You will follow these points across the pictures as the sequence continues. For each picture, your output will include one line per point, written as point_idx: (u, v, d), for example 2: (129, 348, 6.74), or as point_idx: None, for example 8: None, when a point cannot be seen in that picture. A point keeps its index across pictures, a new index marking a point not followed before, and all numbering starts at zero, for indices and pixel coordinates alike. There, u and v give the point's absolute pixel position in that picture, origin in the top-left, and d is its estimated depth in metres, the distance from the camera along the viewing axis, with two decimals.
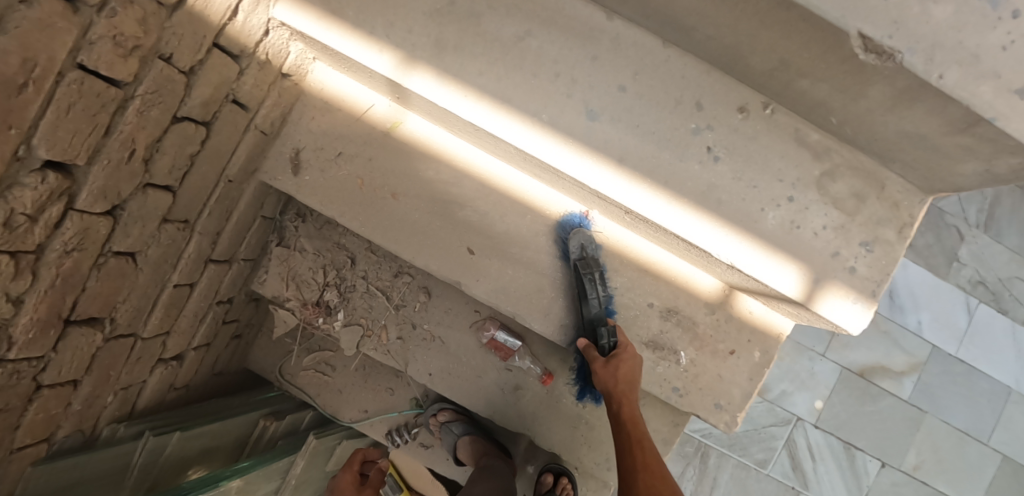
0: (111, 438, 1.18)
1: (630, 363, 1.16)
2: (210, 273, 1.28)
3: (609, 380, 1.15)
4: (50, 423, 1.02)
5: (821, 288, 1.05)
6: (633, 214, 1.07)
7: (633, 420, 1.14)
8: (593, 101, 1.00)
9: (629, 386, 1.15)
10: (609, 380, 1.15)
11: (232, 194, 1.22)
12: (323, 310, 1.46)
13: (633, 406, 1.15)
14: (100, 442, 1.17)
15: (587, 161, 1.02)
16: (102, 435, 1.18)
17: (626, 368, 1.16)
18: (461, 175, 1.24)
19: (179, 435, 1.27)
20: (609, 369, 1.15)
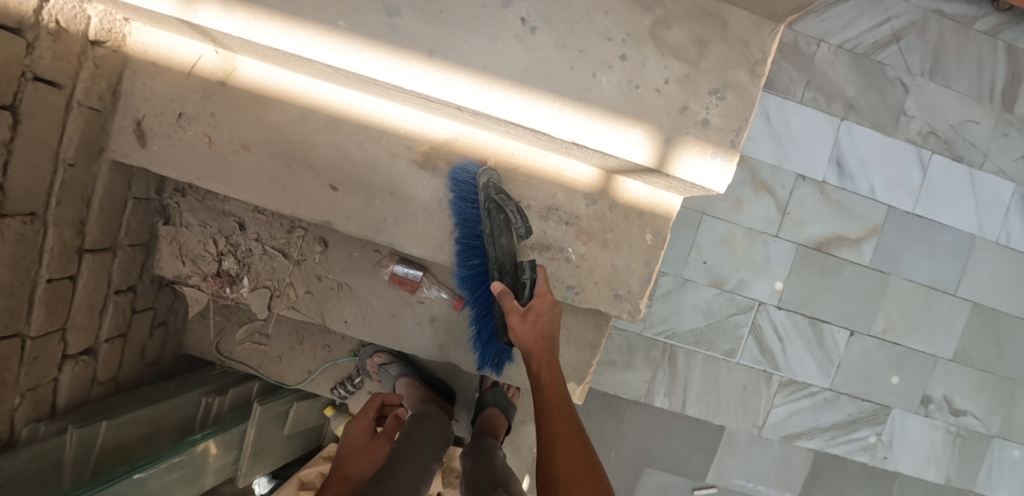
0: (33, 438, 1.20)
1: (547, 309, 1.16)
2: (89, 264, 1.26)
3: (528, 328, 1.13)
4: None
5: (674, 149, 0.99)
6: (466, 110, 1.01)
7: (551, 363, 1.14)
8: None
9: (529, 339, 1.15)
10: (529, 333, 1.14)
11: (81, 179, 1.18)
12: (225, 279, 1.44)
13: (550, 360, 1.14)
14: (22, 444, 1.19)
15: (400, 64, 0.96)
16: (23, 437, 1.20)
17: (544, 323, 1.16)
18: (308, 111, 1.20)
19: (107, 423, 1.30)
20: (522, 320, 1.13)
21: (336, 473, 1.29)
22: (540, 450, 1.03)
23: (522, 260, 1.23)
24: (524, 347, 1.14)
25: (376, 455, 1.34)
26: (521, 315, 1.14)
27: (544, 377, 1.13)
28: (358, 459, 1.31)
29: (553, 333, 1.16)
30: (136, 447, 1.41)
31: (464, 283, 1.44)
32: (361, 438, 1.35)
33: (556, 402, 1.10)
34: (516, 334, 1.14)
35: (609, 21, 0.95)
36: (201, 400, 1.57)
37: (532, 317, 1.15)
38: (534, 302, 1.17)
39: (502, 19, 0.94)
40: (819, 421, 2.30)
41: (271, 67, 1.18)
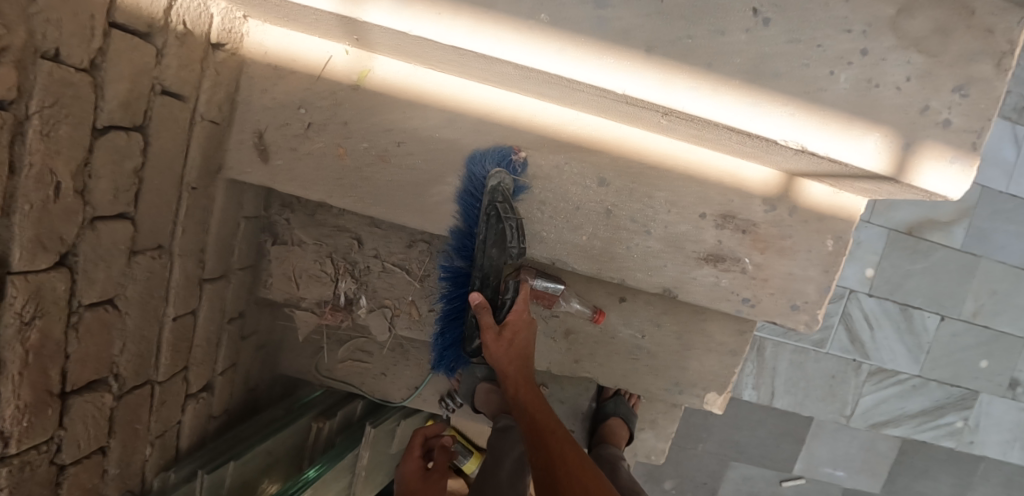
0: (164, 488, 1.09)
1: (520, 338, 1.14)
2: (208, 294, 1.13)
3: (506, 351, 1.13)
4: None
5: (913, 154, 0.86)
6: (670, 114, 0.88)
7: (522, 353, 1.16)
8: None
9: (535, 396, 1.15)
10: (505, 352, 1.13)
11: (201, 202, 1.04)
12: (342, 300, 1.32)
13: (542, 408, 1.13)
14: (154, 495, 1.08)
15: (607, 62, 0.81)
16: (154, 487, 1.09)
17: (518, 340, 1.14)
18: (454, 116, 1.04)
19: (234, 465, 1.19)
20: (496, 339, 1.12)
21: None
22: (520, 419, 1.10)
23: (693, 273, 1.13)
24: (497, 362, 1.13)
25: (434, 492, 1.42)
26: (496, 333, 1.15)
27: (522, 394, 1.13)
28: None
29: (528, 357, 1.15)
30: (256, 482, 1.31)
31: (603, 294, 1.33)
32: (416, 480, 1.42)
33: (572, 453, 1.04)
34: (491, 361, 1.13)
35: (849, 9, 0.81)
36: (311, 425, 1.46)
37: (508, 334, 1.15)
38: (509, 321, 1.15)
39: (729, 10, 0.80)
40: (906, 408, 2.22)
41: (411, 66, 1.03)
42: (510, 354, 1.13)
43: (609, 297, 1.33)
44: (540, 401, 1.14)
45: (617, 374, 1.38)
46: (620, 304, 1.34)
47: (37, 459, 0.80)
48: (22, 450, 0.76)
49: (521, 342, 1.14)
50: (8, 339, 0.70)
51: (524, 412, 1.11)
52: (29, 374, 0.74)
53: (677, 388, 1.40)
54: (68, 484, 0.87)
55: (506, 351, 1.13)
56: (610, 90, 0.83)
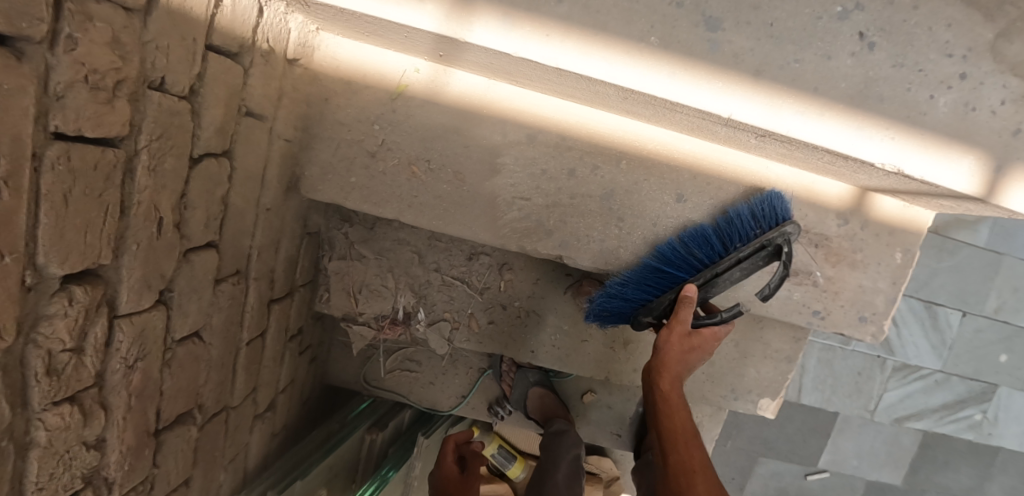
0: None
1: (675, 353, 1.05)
2: (276, 314, 1.10)
3: (680, 350, 1.07)
4: None
5: (1005, 178, 0.85)
6: (770, 136, 0.87)
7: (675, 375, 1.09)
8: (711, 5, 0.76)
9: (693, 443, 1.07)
10: (678, 347, 1.06)
11: (274, 222, 1.00)
12: (400, 314, 1.29)
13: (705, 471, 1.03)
14: None
15: (717, 86, 0.80)
16: None
17: (694, 337, 1.07)
18: (535, 131, 1.01)
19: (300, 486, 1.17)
20: (683, 340, 1.05)
21: None
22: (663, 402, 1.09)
23: (768, 287, 1.12)
24: (666, 356, 1.06)
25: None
26: (683, 331, 1.05)
27: (664, 387, 1.10)
28: None
29: (689, 370, 1.10)
30: None
31: None
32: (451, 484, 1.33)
33: (681, 423, 1.09)
34: (666, 354, 1.06)
35: (951, 34, 0.77)
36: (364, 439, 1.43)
37: (691, 341, 1.07)
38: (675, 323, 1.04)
39: (837, 33, 0.77)
40: (928, 402, 2.27)
41: (490, 81, 0.99)
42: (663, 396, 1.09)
43: None
44: (710, 485, 1.00)
45: None
46: None
47: None
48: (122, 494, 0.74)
49: (669, 356, 1.06)
50: (115, 385, 0.67)
51: (674, 458, 1.05)
52: (131, 418, 0.72)
53: (732, 394, 1.41)
54: None
55: (679, 347, 1.05)
56: (716, 114, 0.82)
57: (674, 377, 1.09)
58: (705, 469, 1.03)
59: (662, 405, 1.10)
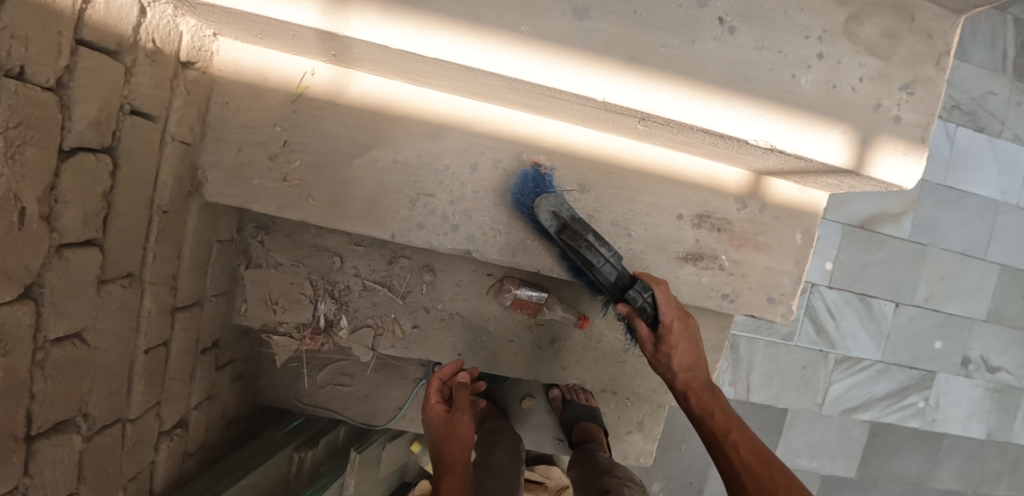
0: None
1: (678, 338, 1.04)
2: (182, 323, 1.07)
3: (441, 419, 1.14)
4: None
5: (872, 149, 0.89)
6: (650, 120, 0.89)
7: (444, 420, 1.14)
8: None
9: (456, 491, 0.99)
10: (440, 423, 1.14)
11: (172, 226, 0.99)
12: (321, 322, 1.27)
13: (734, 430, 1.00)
14: None
15: (591, 71, 0.82)
16: None
17: (678, 337, 1.05)
18: (437, 129, 1.04)
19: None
20: (441, 416, 1.14)
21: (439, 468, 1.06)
22: (448, 462, 1.05)
23: (676, 272, 1.14)
24: (432, 431, 1.14)
25: (464, 431, 1.11)
26: (655, 344, 1.07)
27: (460, 433, 1.10)
28: (449, 452, 1.07)
29: (462, 427, 1.11)
30: None
31: (586, 298, 1.34)
32: (437, 427, 1.13)
33: (753, 448, 0.97)
34: (433, 431, 1.13)
35: (807, 17, 0.84)
36: (294, 456, 1.38)
37: (446, 412, 1.15)
38: (457, 409, 1.14)
39: (699, 20, 0.83)
40: (872, 392, 2.33)
41: (391, 81, 1.02)
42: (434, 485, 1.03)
43: (593, 301, 1.35)
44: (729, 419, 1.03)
45: (606, 378, 1.39)
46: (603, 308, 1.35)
47: None
48: None
49: (461, 429, 1.11)
50: None
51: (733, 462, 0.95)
52: None
53: (664, 387, 1.41)
54: None
55: (440, 428, 1.12)
56: (593, 99, 0.84)
57: (459, 443, 1.09)
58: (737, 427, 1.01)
59: (455, 449, 1.07)
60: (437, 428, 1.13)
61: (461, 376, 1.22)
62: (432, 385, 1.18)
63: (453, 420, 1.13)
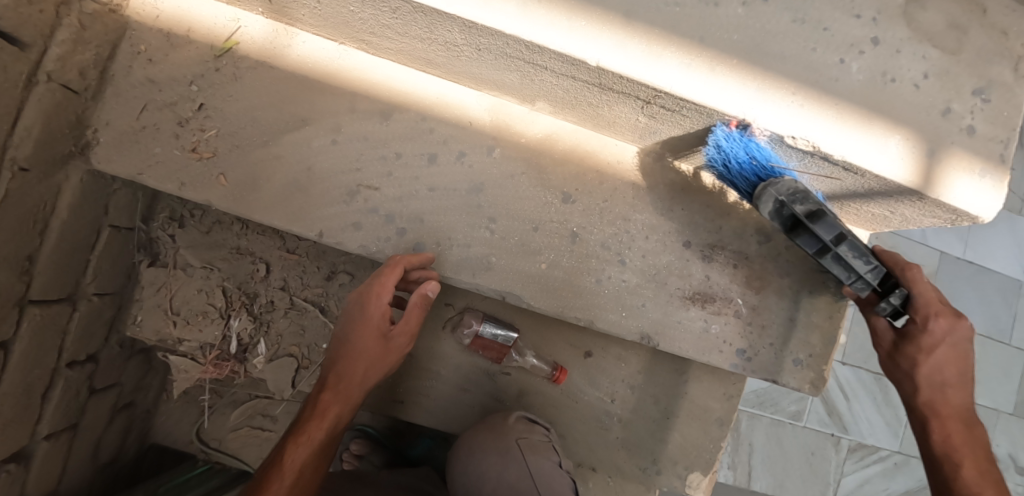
0: None
1: (393, 351, 0.86)
2: (35, 321, 0.81)
3: (376, 340, 0.85)
4: None
5: (936, 162, 0.69)
6: (654, 104, 0.70)
7: (376, 338, 0.85)
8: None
9: (329, 425, 0.84)
10: (371, 344, 0.85)
11: (33, 191, 0.76)
12: (233, 345, 1.01)
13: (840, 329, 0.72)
14: None
15: (578, 25, 0.64)
16: None
17: (388, 360, 0.87)
18: (390, 109, 0.85)
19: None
20: (377, 339, 0.85)
21: (322, 398, 0.84)
22: (337, 388, 0.84)
23: (678, 315, 0.89)
24: (352, 345, 0.85)
25: (387, 362, 0.87)
26: (376, 341, 0.85)
27: (374, 364, 0.86)
28: (353, 376, 0.84)
29: (390, 350, 0.86)
30: None
31: (564, 347, 1.08)
32: (367, 341, 0.84)
33: None
34: (354, 345, 0.84)
35: None
36: None
37: (387, 333, 0.85)
38: (402, 332, 0.86)
39: None
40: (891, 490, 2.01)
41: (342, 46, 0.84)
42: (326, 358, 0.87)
43: (573, 349, 1.08)
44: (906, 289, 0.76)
45: (582, 447, 1.11)
46: (585, 360, 1.09)
47: None
48: None
49: (387, 355, 0.86)
50: None
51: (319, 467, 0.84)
52: None
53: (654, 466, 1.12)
54: None
55: (370, 344, 0.85)
56: (580, 62, 0.65)
57: (373, 369, 0.85)
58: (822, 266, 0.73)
59: (353, 374, 0.85)
60: (365, 341, 0.85)
61: (413, 286, 0.84)
62: (383, 283, 0.81)
63: (390, 336, 0.86)
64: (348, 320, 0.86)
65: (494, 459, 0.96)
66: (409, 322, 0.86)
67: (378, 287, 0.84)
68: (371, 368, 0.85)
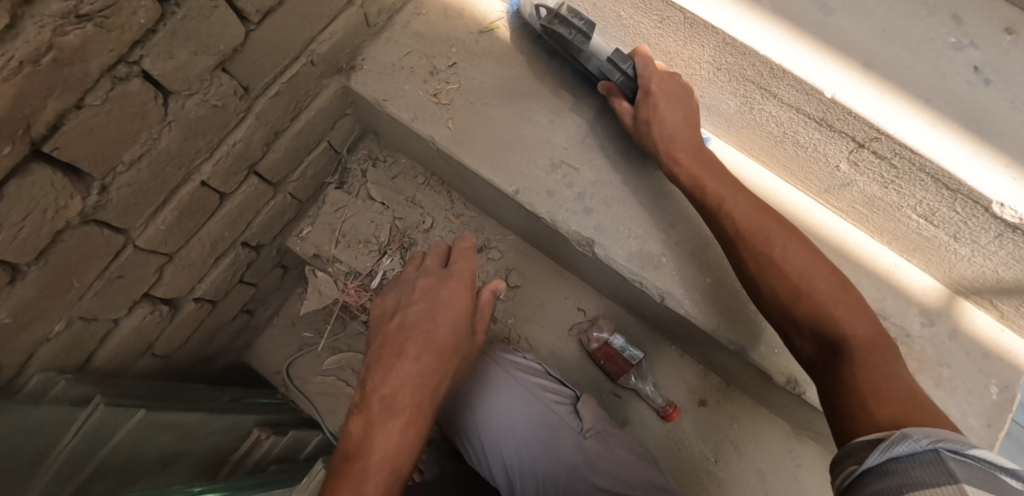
0: (38, 395, 0.76)
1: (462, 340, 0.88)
2: (249, 187, 0.93)
3: (450, 319, 0.87)
4: None
5: None
6: (868, 148, 0.76)
7: (451, 322, 0.87)
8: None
9: (398, 452, 0.76)
10: (442, 322, 0.87)
11: (306, 85, 0.91)
12: (376, 281, 1.05)
13: (745, 206, 0.75)
14: (19, 396, 0.75)
15: (821, 61, 0.73)
16: (26, 388, 0.75)
17: (458, 353, 0.87)
18: (606, 110, 0.97)
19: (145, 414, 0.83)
20: (453, 321, 0.87)
21: (388, 376, 0.82)
22: (403, 366, 0.83)
23: None
24: (428, 319, 0.87)
25: (455, 352, 0.87)
26: (453, 325, 0.87)
27: (444, 344, 0.86)
28: (421, 355, 0.84)
29: (458, 340, 0.87)
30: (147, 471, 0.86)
31: (682, 388, 1.06)
32: (443, 321, 0.87)
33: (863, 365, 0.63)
34: (432, 321, 0.86)
35: None
36: (253, 432, 1.05)
37: (459, 318, 0.88)
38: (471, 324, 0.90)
39: (950, 59, 0.73)
40: None
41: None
42: (381, 375, 0.83)
43: (688, 392, 1.06)
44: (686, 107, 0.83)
45: None
46: (698, 408, 1.06)
47: None
48: None
49: (454, 344, 0.87)
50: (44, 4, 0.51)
51: (374, 457, 0.75)
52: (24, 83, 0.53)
53: None
54: None
55: (444, 325, 0.86)
56: (816, 92, 0.73)
57: (443, 354, 0.85)
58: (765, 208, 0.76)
59: (423, 354, 0.84)
60: (440, 319, 0.87)
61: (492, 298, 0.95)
62: (465, 272, 0.93)
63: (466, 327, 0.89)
64: (409, 331, 0.86)
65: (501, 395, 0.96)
66: (468, 334, 0.90)
67: (448, 291, 0.90)
68: (443, 349, 0.85)
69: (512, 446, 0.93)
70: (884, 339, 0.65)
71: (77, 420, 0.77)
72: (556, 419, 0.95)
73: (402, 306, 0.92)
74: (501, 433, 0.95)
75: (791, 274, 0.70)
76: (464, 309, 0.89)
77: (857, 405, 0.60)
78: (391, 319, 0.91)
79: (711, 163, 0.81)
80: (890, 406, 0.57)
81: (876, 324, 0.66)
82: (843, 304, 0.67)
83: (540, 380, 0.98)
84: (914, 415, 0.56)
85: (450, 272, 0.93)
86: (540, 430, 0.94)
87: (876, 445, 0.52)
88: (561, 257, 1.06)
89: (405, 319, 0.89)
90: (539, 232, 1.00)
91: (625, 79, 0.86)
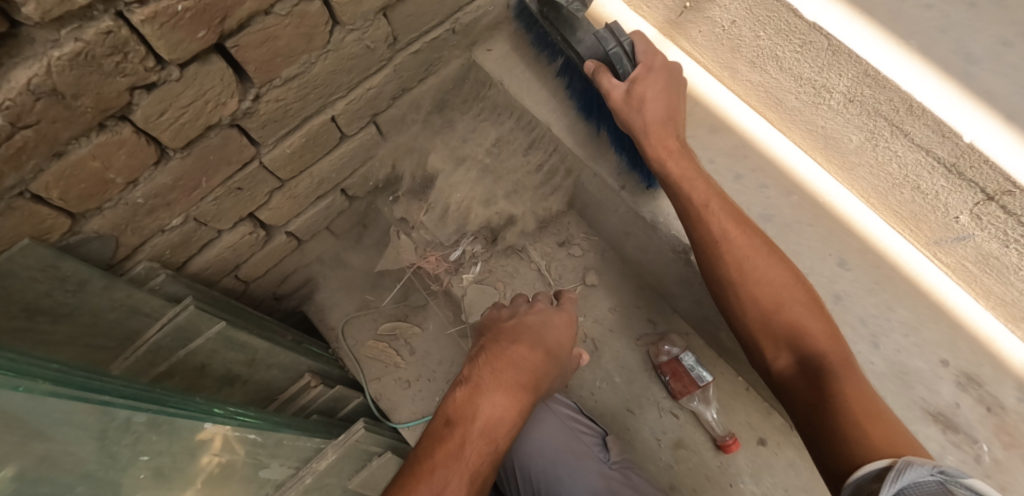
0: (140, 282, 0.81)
1: (560, 363, 0.88)
2: (366, 136, 0.97)
3: (558, 337, 0.89)
4: (99, 192, 0.67)
5: None
6: (996, 202, 0.74)
7: (557, 344, 0.88)
8: (974, 41, 0.68)
9: (498, 425, 0.77)
10: (552, 337, 0.89)
11: (439, 52, 0.94)
12: (455, 255, 1.09)
13: (748, 239, 0.76)
14: (124, 279, 0.80)
15: (966, 104, 0.70)
16: (131, 273, 0.81)
17: (554, 374, 0.88)
18: (717, 128, 1.02)
19: (224, 327, 0.88)
20: (559, 341, 0.89)
21: (499, 361, 0.83)
22: (512, 359, 0.83)
23: (913, 427, 0.85)
24: (541, 329, 0.89)
25: (552, 372, 0.87)
26: (557, 345, 0.88)
27: (547, 359, 0.86)
28: (530, 358, 0.84)
29: (559, 362, 0.88)
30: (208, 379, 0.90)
31: (743, 422, 1.02)
32: (552, 337, 0.88)
33: (859, 396, 0.63)
34: (545, 332, 0.88)
35: None
36: (304, 377, 1.07)
37: (563, 344, 0.90)
38: (566, 355, 0.91)
39: None
40: None
41: (713, 75, 1.04)
42: (495, 354, 0.84)
43: (752, 427, 1.02)
44: (668, 88, 0.84)
45: None
46: (758, 447, 1.01)
47: (131, 70, 0.57)
48: (145, 29, 0.54)
49: (555, 366, 0.88)
50: None
51: (472, 433, 0.76)
52: None
53: None
54: (105, 139, 0.62)
55: (552, 340, 0.88)
56: (953, 136, 0.72)
57: (547, 368, 0.86)
58: (738, 216, 0.78)
59: (535, 357, 0.84)
60: (552, 333, 0.89)
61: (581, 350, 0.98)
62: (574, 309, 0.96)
63: (566, 354, 0.90)
64: (524, 329, 0.87)
65: (532, 427, 0.94)
66: (568, 354, 0.91)
67: (559, 316, 0.92)
68: (546, 364, 0.85)
69: (541, 471, 0.92)
70: (851, 353, 0.69)
71: (166, 315, 0.83)
72: (582, 449, 0.93)
73: (516, 313, 0.93)
74: (531, 463, 0.93)
75: (767, 294, 0.73)
76: (567, 336, 0.91)
77: (862, 446, 0.57)
78: (504, 320, 0.91)
79: (740, 216, 0.78)
80: (879, 434, 0.58)
81: (838, 336, 0.70)
82: (829, 325, 0.71)
83: (572, 411, 0.98)
84: (899, 444, 0.57)
85: (561, 305, 0.96)
86: (567, 461, 0.92)
87: (879, 478, 0.52)
88: (642, 266, 1.05)
89: (520, 321, 0.89)
90: (630, 233, 1.00)
91: (620, 50, 0.84)
